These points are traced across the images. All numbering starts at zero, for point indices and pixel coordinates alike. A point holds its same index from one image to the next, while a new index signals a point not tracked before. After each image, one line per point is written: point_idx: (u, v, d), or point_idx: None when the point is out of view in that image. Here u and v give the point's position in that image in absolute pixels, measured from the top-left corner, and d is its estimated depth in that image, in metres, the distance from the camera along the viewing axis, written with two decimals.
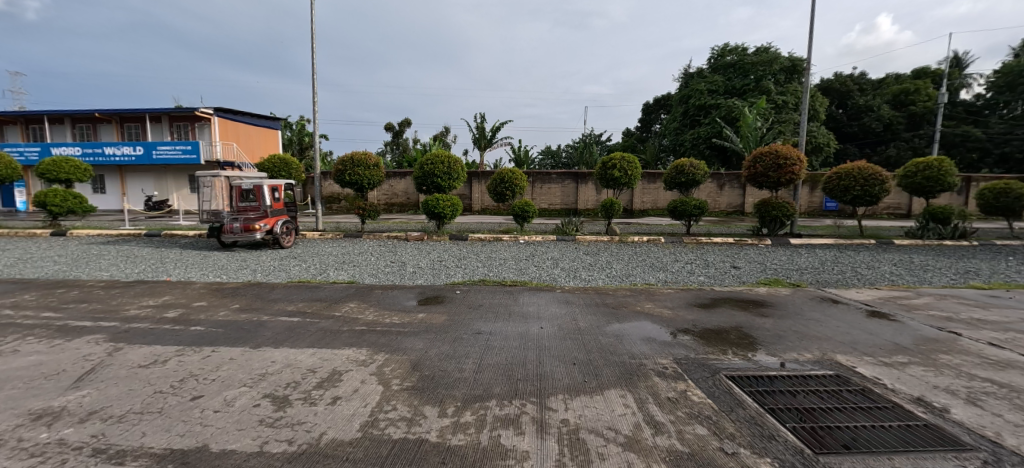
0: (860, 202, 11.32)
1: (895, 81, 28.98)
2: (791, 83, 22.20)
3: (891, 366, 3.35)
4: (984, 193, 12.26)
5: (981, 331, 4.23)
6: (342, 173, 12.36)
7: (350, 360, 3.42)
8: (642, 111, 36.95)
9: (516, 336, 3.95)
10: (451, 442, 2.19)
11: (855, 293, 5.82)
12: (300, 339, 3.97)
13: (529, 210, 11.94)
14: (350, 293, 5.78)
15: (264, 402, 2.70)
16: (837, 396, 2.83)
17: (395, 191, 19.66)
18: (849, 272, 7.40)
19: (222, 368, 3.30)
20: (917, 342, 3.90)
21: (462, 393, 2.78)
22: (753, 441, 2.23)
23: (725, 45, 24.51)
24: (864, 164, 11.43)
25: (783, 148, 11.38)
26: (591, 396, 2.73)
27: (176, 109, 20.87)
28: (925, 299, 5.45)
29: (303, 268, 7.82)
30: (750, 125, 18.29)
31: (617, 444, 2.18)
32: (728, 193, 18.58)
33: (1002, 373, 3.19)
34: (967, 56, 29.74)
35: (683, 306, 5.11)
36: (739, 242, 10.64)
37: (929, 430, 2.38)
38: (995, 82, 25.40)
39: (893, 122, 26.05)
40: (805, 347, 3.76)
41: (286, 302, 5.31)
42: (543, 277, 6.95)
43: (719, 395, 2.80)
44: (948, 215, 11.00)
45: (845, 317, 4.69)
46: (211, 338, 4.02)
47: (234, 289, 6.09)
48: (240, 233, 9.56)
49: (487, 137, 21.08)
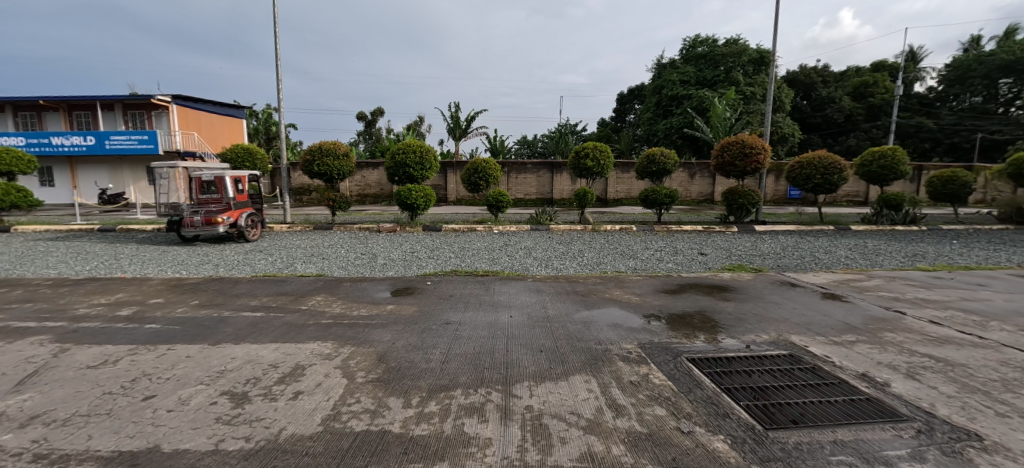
0: (821, 189, 11.81)
1: (855, 73, 30.27)
2: (759, 75, 22.81)
3: (841, 345, 3.53)
4: (934, 180, 12.98)
5: (924, 310, 4.52)
6: (311, 163, 11.96)
7: (315, 353, 3.35)
8: (616, 101, 37.40)
9: (485, 325, 3.96)
10: (414, 432, 2.19)
11: (812, 276, 6.09)
12: (263, 334, 3.86)
13: (503, 200, 11.88)
14: (318, 286, 5.65)
15: (221, 400, 2.62)
16: (790, 375, 2.97)
17: (367, 181, 19.28)
18: (807, 256, 7.74)
19: (178, 366, 3.17)
20: (866, 321, 4.13)
21: (428, 383, 2.77)
22: (709, 420, 2.32)
23: (697, 36, 25.08)
24: (824, 153, 11.89)
25: (749, 137, 11.69)
26: (555, 383, 2.76)
27: (130, 96, 19.67)
28: (876, 281, 5.77)
29: (270, 262, 7.55)
30: (719, 116, 18.78)
31: (579, 428, 2.22)
32: (699, 181, 19.07)
33: (940, 348, 3.42)
34: (921, 50, 31.49)
35: (650, 292, 5.23)
36: (707, 229, 10.94)
37: (871, 404, 2.53)
38: (945, 75, 27.10)
39: (854, 113, 27.21)
40: (763, 329, 3.92)
41: (250, 297, 5.15)
42: (515, 266, 7.00)
43: (679, 377, 2.89)
44: (900, 201, 11.58)
45: (803, 300, 4.91)
46: (169, 336, 3.86)
47: (195, 284, 5.87)
48: (201, 226, 9.12)
49: (462, 126, 20.94)
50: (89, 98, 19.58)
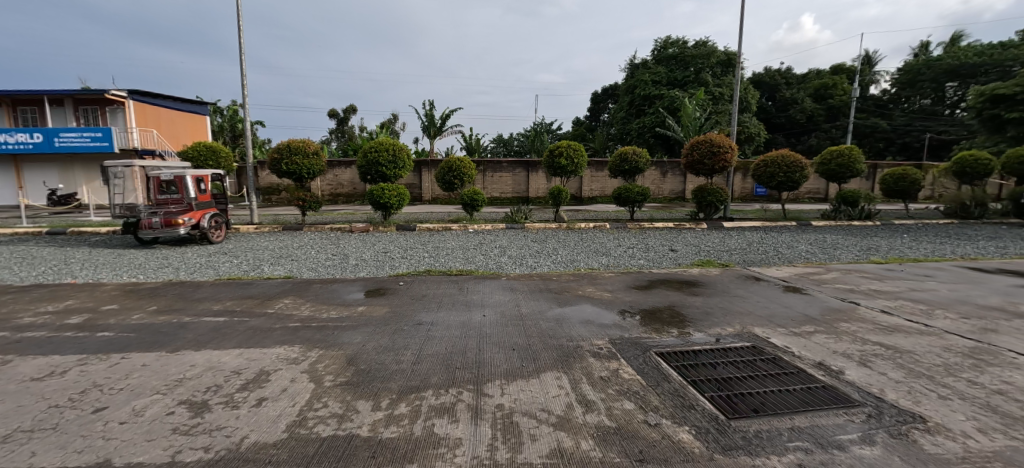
0: (784, 187, 12.31)
1: (816, 75, 31.64)
2: (726, 76, 23.56)
3: (800, 335, 3.69)
4: (887, 178, 13.72)
5: (876, 300, 4.78)
6: (278, 162, 11.56)
7: (281, 358, 3.25)
8: (591, 101, 37.85)
9: (457, 325, 3.94)
10: (382, 435, 2.15)
11: (775, 270, 6.35)
12: (227, 339, 3.72)
13: (478, 198, 11.84)
14: (286, 289, 5.49)
15: (179, 409, 2.50)
16: (752, 366, 3.08)
17: (340, 180, 18.84)
18: (771, 251, 8.06)
19: (133, 375, 3.01)
20: (824, 312, 4.34)
21: (398, 384, 2.73)
22: (674, 412, 2.39)
23: (668, 37, 25.67)
24: (786, 152, 12.38)
25: (717, 136, 12.04)
26: (527, 380, 2.77)
27: (82, 91, 18.56)
28: (833, 274, 6.06)
29: (235, 264, 7.28)
30: (690, 115, 19.28)
31: (549, 424, 2.24)
32: (671, 180, 19.55)
33: (891, 336, 3.62)
34: (876, 55, 33.24)
35: (622, 288, 5.33)
36: (678, 226, 11.22)
37: (827, 391, 2.66)
38: (898, 79, 28.69)
39: (815, 114, 28.45)
40: (729, 322, 4.06)
41: (213, 301, 4.94)
42: (490, 264, 6.99)
43: (648, 371, 2.96)
44: (857, 198, 12.19)
45: (766, 293, 5.11)
46: (123, 344, 3.66)
47: (153, 289, 5.59)
48: (161, 228, 8.72)
49: (437, 124, 20.74)
50: (35, 93, 18.37)
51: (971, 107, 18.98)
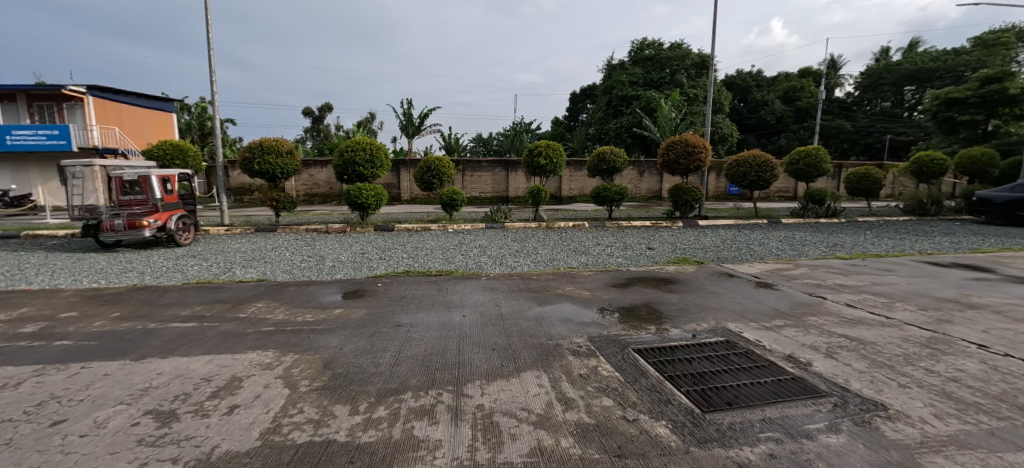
0: (756, 186, 12.71)
1: (785, 78, 32.80)
2: (700, 78, 24.15)
3: (771, 330, 3.82)
4: (851, 177, 14.34)
5: (841, 294, 4.99)
6: (250, 161, 11.20)
7: (254, 364, 3.15)
8: (569, 101, 38.17)
9: (437, 326, 3.90)
10: (361, 440, 2.12)
11: (748, 267, 6.56)
12: (196, 345, 3.58)
13: (458, 198, 11.77)
14: (259, 292, 5.33)
15: (145, 420, 2.40)
16: (726, 360, 3.17)
17: (315, 180, 18.42)
18: (744, 248, 8.30)
19: (93, 386, 2.87)
20: (793, 307, 4.50)
21: (377, 388, 2.69)
22: (652, 407, 2.44)
23: (644, 39, 26.12)
24: (758, 152, 12.77)
25: (692, 137, 12.33)
26: (507, 380, 2.78)
27: (36, 86, 17.56)
28: (802, 270, 6.30)
29: (204, 267, 7.02)
30: (666, 116, 19.68)
31: (529, 423, 2.25)
32: (648, 179, 19.91)
33: (855, 329, 3.79)
34: (840, 59, 34.71)
35: (601, 287, 5.39)
36: (655, 225, 11.43)
37: (796, 382, 2.76)
38: (861, 82, 30.02)
39: (784, 115, 29.49)
40: (704, 318, 4.17)
41: (181, 307, 4.75)
42: (469, 264, 6.96)
43: (627, 368, 3.00)
44: (823, 196, 12.69)
45: (739, 289, 5.26)
46: (84, 353, 3.48)
47: (116, 294, 5.33)
48: (123, 230, 8.34)
49: (415, 123, 20.52)
50: None
51: (926, 110, 20.04)
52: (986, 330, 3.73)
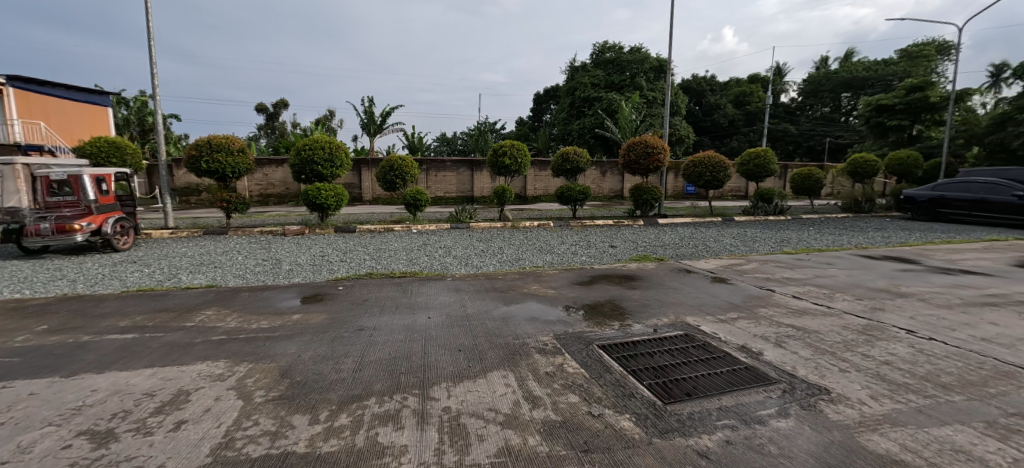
0: (711, 186, 13.31)
1: (736, 83, 34.59)
2: (659, 81, 25.02)
3: (726, 322, 4.02)
4: (796, 177, 15.32)
5: (788, 287, 5.33)
6: (197, 159, 10.52)
7: (203, 375, 2.96)
8: (533, 101, 38.49)
9: (401, 329, 3.82)
10: (321, 450, 2.03)
11: (704, 263, 6.86)
12: (138, 358, 3.33)
13: (422, 198, 11.57)
14: (209, 299, 5.02)
15: (78, 442, 2.20)
16: (685, 352, 3.30)
17: (270, 180, 17.56)
18: (700, 245, 8.67)
19: (15, 407, 2.59)
20: (745, 300, 4.76)
21: (338, 395, 2.60)
22: (616, 401, 2.50)
23: (605, 42, 26.76)
24: (712, 153, 13.39)
25: (651, 138, 12.75)
26: (474, 381, 2.76)
27: None
28: (753, 264, 6.67)
29: (146, 274, 6.52)
30: (627, 118, 20.24)
31: (496, 423, 2.24)
32: (610, 179, 20.41)
33: (800, 318, 4.06)
34: (785, 66, 36.98)
35: (566, 285, 5.47)
36: (617, 223, 11.73)
37: (749, 371, 2.92)
38: (803, 89, 32.11)
39: (735, 119, 31.09)
40: (664, 313, 4.32)
41: (119, 317, 4.39)
42: (434, 265, 6.87)
43: (591, 364, 3.06)
44: (771, 195, 13.48)
45: (696, 284, 5.50)
46: (3, 370, 3.14)
47: (41, 305, 4.85)
48: (51, 235, 7.60)
49: (377, 122, 20.02)
50: None
51: (860, 116, 21.74)
52: (913, 316, 4.09)
